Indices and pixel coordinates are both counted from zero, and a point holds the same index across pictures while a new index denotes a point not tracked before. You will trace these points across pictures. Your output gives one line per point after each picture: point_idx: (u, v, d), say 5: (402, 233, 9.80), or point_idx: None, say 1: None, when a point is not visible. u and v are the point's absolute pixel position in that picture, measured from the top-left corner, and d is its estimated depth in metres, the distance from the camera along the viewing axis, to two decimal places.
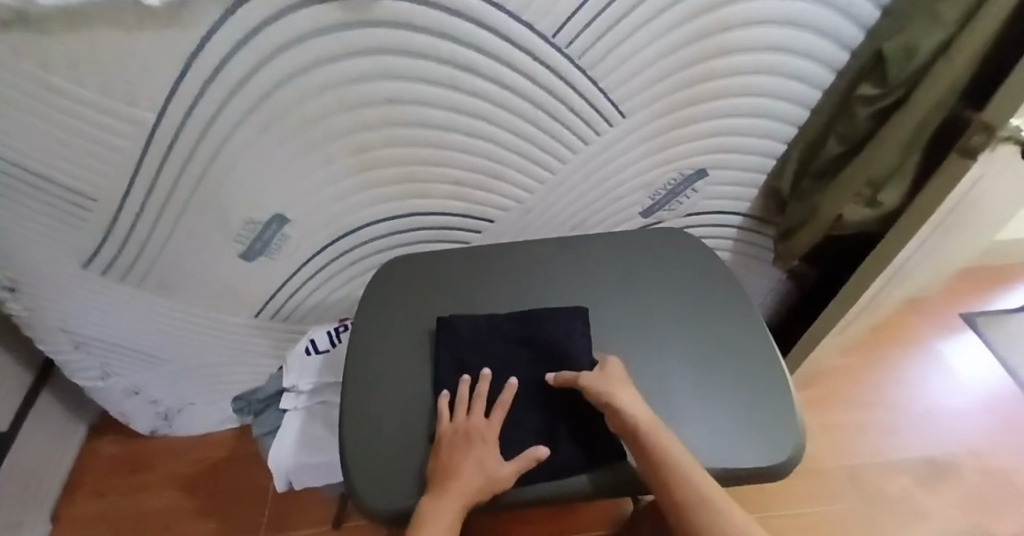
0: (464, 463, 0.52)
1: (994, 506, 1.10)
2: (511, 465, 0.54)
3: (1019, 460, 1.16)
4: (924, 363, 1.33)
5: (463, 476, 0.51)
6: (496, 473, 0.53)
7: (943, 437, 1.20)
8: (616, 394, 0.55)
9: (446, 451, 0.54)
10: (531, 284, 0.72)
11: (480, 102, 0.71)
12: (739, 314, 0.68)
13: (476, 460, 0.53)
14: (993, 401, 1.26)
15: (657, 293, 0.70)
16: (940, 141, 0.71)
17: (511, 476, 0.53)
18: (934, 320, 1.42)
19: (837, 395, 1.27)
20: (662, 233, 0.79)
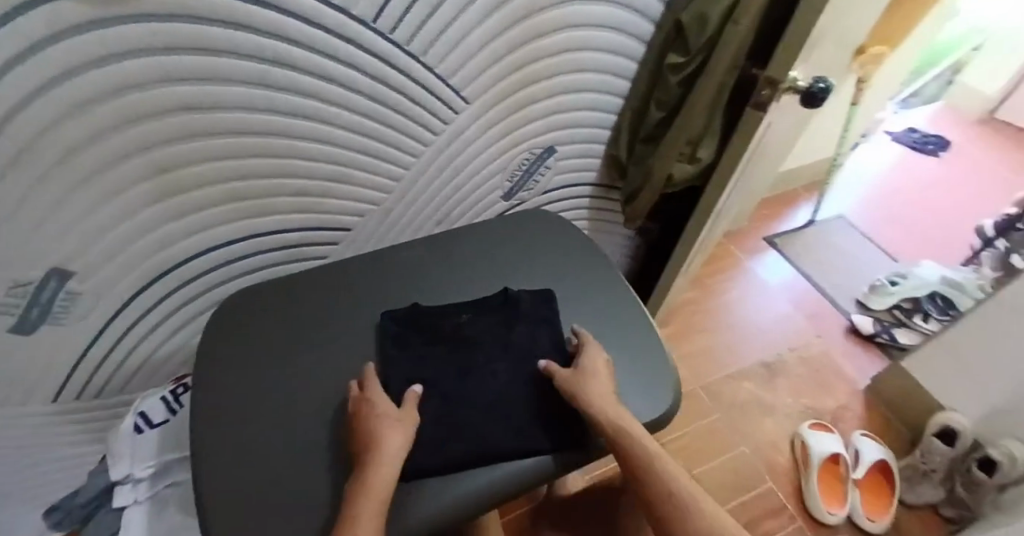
0: (373, 429, 0.50)
1: (815, 389, 1.34)
2: (406, 410, 0.53)
3: (824, 348, 1.44)
4: (750, 285, 1.57)
5: (378, 438, 0.49)
6: (400, 420, 0.52)
7: (772, 342, 1.43)
8: (580, 373, 0.57)
9: (355, 428, 0.51)
10: (402, 298, 0.67)
11: (308, 97, 0.62)
12: (610, 280, 0.71)
13: (384, 422, 0.51)
14: (801, 305, 1.53)
15: (530, 278, 0.71)
16: (736, 98, 0.80)
17: (413, 416, 0.53)
18: (748, 247, 1.68)
19: (690, 327, 1.44)
20: (528, 215, 0.78)
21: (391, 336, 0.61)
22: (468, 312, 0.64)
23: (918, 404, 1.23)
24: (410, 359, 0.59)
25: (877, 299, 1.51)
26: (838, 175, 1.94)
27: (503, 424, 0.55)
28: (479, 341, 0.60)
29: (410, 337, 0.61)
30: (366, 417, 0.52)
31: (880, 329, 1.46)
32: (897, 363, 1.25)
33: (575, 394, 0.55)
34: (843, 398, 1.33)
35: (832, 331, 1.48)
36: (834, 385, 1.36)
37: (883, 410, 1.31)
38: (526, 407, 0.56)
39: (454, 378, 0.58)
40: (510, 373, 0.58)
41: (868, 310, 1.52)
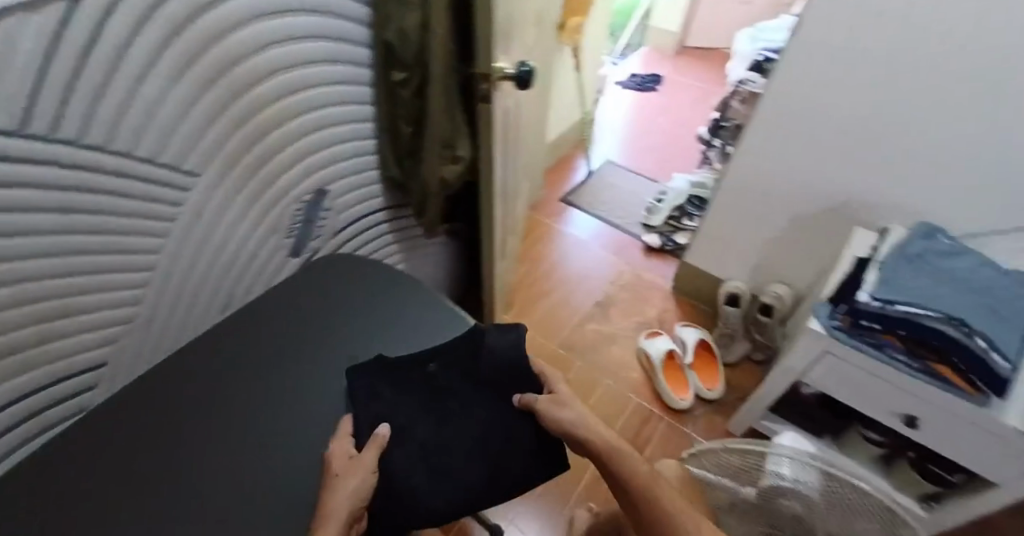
0: (346, 475, 0.58)
1: (639, 306, 1.57)
2: (371, 455, 0.61)
3: (634, 269, 1.68)
4: (563, 243, 1.75)
5: (345, 481, 0.58)
6: (366, 462, 0.60)
7: (596, 283, 1.63)
8: (558, 396, 0.66)
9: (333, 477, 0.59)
10: (221, 408, 0.66)
11: (37, 167, 0.48)
12: (406, 307, 0.81)
13: (354, 469, 0.59)
14: (607, 243, 1.77)
15: (334, 334, 0.76)
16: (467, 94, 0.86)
17: (371, 460, 0.60)
18: (550, 211, 1.86)
19: (529, 299, 1.57)
20: (313, 276, 0.83)
21: (361, 399, 0.66)
22: (444, 360, 0.71)
23: (707, 284, 1.51)
24: (382, 415, 0.65)
25: (654, 217, 1.79)
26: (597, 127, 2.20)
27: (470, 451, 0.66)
28: (453, 383, 0.69)
29: (389, 397, 0.67)
30: (346, 468, 0.59)
31: (665, 240, 1.75)
32: (684, 261, 1.51)
33: (554, 416, 0.64)
34: (661, 303, 1.58)
35: (635, 254, 1.73)
36: (652, 297, 1.59)
37: (689, 299, 1.58)
38: (490, 435, 0.67)
39: (428, 420, 0.66)
40: (487, 414, 0.68)
41: (651, 228, 1.80)
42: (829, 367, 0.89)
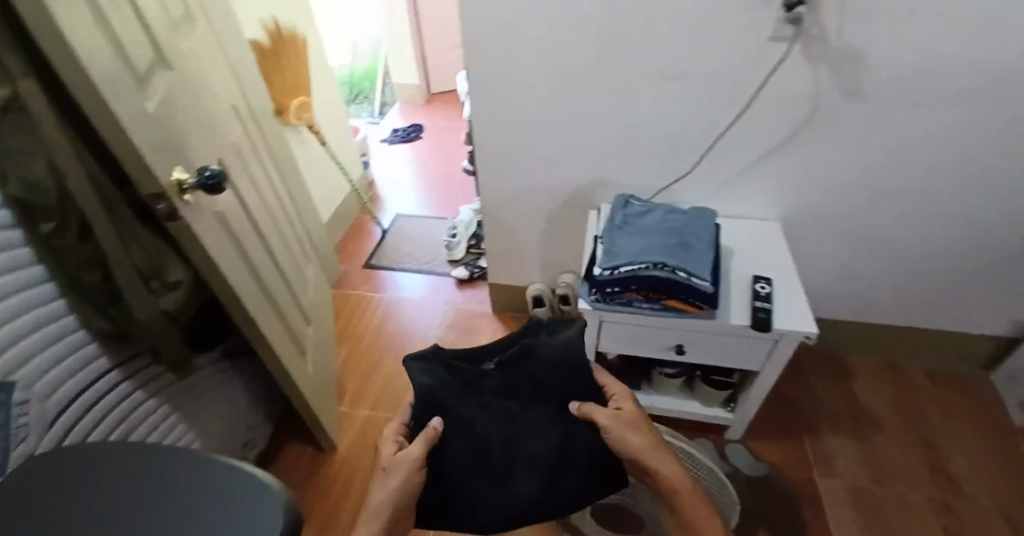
0: (393, 472, 0.62)
1: (470, 339, 1.52)
2: (418, 447, 0.63)
3: (456, 305, 1.63)
4: (379, 308, 1.64)
5: (392, 477, 0.62)
6: (411, 457, 0.63)
7: (423, 335, 1.55)
8: (625, 421, 0.67)
9: (380, 474, 0.62)
10: None
11: None
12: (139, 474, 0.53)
13: (397, 464, 0.62)
14: (423, 289, 1.69)
15: None
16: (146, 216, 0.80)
17: (418, 453, 0.63)
18: (356, 280, 1.74)
19: (361, 382, 1.44)
20: None
21: (426, 386, 0.67)
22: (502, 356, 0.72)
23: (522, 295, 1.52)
24: (445, 413, 0.66)
25: (456, 250, 1.74)
26: (383, 186, 2.19)
27: (523, 445, 0.66)
28: (506, 378, 0.69)
29: (452, 397, 0.67)
30: (394, 462, 0.63)
31: (473, 268, 1.70)
32: (493, 282, 1.51)
33: (625, 443, 0.65)
34: (491, 328, 1.55)
35: (453, 290, 1.68)
36: (481, 326, 1.56)
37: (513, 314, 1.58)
38: (541, 437, 0.67)
39: (483, 414, 0.67)
40: (546, 419, 0.68)
41: (457, 262, 1.75)
42: (605, 329, 1.01)
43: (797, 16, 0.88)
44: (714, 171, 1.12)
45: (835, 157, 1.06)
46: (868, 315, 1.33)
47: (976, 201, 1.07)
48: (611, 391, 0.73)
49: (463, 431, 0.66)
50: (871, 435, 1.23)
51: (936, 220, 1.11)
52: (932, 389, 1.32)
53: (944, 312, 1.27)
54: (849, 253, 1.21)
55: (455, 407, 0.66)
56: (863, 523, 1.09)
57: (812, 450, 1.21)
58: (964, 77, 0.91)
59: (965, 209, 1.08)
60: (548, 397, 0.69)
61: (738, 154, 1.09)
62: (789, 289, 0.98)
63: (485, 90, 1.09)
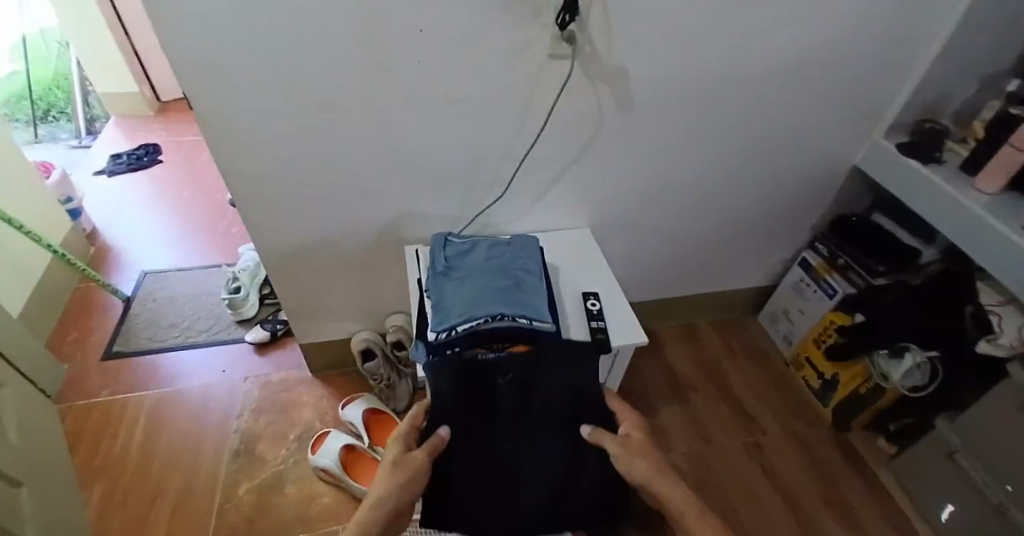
0: (397, 473, 0.69)
1: (284, 419, 1.22)
2: (422, 453, 0.72)
3: (257, 377, 1.30)
4: (145, 410, 1.22)
5: (394, 478, 0.69)
6: (415, 461, 0.71)
7: (218, 430, 1.20)
8: (631, 449, 0.74)
9: (386, 471, 0.69)
10: None
11: None
12: None
13: (403, 466, 0.70)
14: (208, 367, 1.31)
15: None
16: None
17: (422, 458, 0.71)
18: (95, 379, 1.26)
19: (133, 525, 1.04)
20: None
21: (442, 392, 0.76)
22: (515, 375, 0.78)
23: (341, 348, 1.28)
24: (455, 427, 0.76)
25: (246, 308, 1.39)
26: (110, 235, 1.64)
27: (532, 462, 0.78)
28: (518, 386, 0.78)
29: (464, 404, 0.77)
30: (401, 463, 0.70)
31: (272, 326, 1.37)
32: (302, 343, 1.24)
33: (627, 463, 0.73)
34: (309, 395, 1.27)
35: (249, 358, 1.33)
36: (297, 396, 1.27)
37: (337, 372, 1.32)
38: (552, 455, 0.78)
39: (487, 426, 0.78)
40: (558, 440, 0.78)
41: (250, 321, 1.41)
42: None
43: (572, 34, 0.83)
44: (523, 191, 1.06)
45: (630, 159, 1.08)
46: (670, 290, 1.47)
47: (734, 185, 1.22)
48: (622, 421, 0.80)
49: (470, 440, 0.77)
50: (690, 396, 1.39)
51: (708, 205, 1.25)
52: (721, 340, 1.54)
53: (721, 276, 1.47)
54: (648, 244, 1.30)
55: (461, 421, 0.76)
56: (702, 481, 1.22)
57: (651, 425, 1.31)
58: (715, 86, 0.99)
59: (732, 188, 1.23)
60: (558, 419, 0.79)
61: (541, 173, 1.04)
62: (616, 302, 0.98)
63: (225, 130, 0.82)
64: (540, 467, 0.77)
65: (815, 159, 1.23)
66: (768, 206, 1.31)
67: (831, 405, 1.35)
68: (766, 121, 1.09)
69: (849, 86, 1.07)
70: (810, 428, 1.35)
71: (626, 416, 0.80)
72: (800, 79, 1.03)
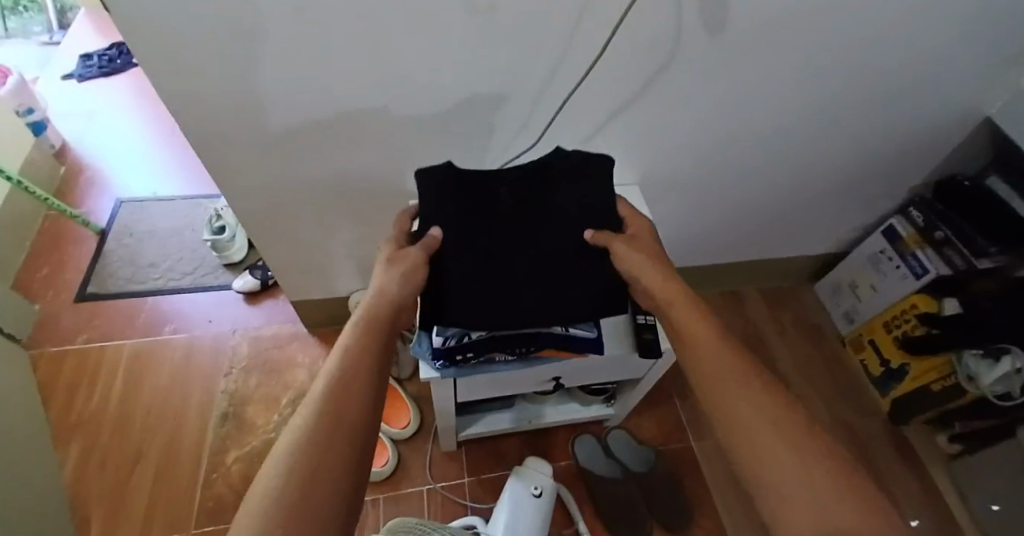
0: (391, 278, 0.56)
1: (275, 379, 1.10)
2: (421, 251, 0.60)
3: (247, 330, 1.17)
4: (124, 360, 1.11)
5: (388, 286, 0.56)
6: (411, 259, 0.58)
7: (204, 387, 1.09)
8: (638, 257, 0.60)
9: (380, 279, 0.57)
10: None
11: None
12: None
13: (399, 268, 0.58)
14: (192, 315, 1.17)
15: None
16: None
17: (419, 255, 0.59)
18: (68, 324, 1.14)
19: (114, 490, 0.96)
20: None
21: (428, 186, 0.64)
22: (516, 175, 0.66)
23: (338, 306, 1.13)
24: (443, 219, 0.63)
25: (233, 252, 1.23)
26: (80, 150, 1.45)
27: (531, 256, 0.64)
28: (517, 181, 0.65)
29: (455, 196, 0.64)
30: (397, 267, 0.58)
31: (262, 274, 1.22)
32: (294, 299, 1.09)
33: (630, 273, 0.60)
34: (303, 354, 1.14)
35: (237, 308, 1.19)
36: (290, 354, 1.14)
37: (335, 329, 1.18)
38: (554, 250, 0.64)
39: (482, 214, 0.64)
40: (562, 233, 0.64)
41: (238, 267, 1.26)
42: (459, 381, 0.75)
43: None
44: (558, 138, 0.83)
45: (701, 102, 0.83)
46: (717, 255, 1.27)
47: (823, 137, 0.97)
48: (631, 227, 0.66)
49: (461, 231, 0.63)
50: None
51: (785, 160, 1.01)
52: (769, 313, 1.37)
53: (780, 241, 1.25)
54: (703, 204, 1.08)
55: (456, 215, 0.63)
56: None
57: (685, 406, 1.17)
58: (839, 5, 0.71)
59: (819, 142, 0.98)
60: (564, 212, 0.65)
61: (584, 115, 0.80)
62: None
63: (156, 51, 0.59)
64: (538, 258, 0.64)
65: (934, 110, 0.96)
66: (857, 165, 1.06)
67: (891, 396, 1.21)
68: (891, 57, 0.82)
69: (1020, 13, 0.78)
70: (861, 420, 1.22)
71: (639, 223, 0.66)
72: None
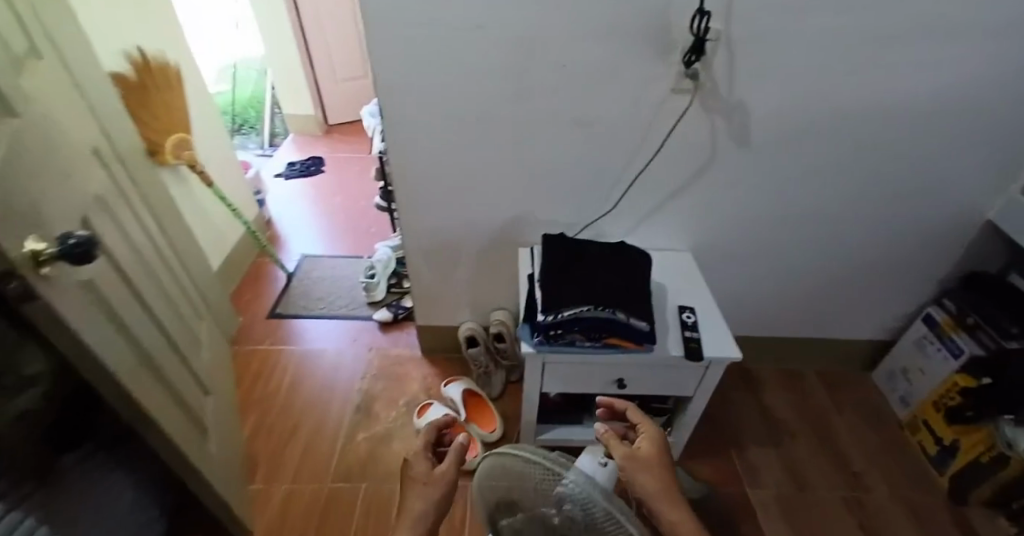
0: (423, 497, 0.64)
1: (397, 388, 1.41)
2: (448, 466, 0.67)
3: (379, 351, 1.52)
4: (293, 361, 1.49)
5: (422, 501, 0.64)
6: (441, 476, 0.66)
7: (345, 387, 1.42)
8: (651, 484, 0.68)
9: (414, 493, 0.65)
10: None
11: None
12: None
13: (429, 487, 0.65)
14: (344, 336, 1.56)
15: None
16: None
17: (448, 471, 0.67)
18: (260, 332, 1.56)
19: (276, 448, 1.27)
20: None
21: (545, 245, 1.06)
22: (597, 247, 1.07)
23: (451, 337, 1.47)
24: (550, 257, 1.03)
25: (377, 291, 1.64)
26: (281, 223, 2.02)
27: (602, 280, 0.99)
28: (598, 250, 1.06)
29: (558, 250, 1.05)
30: (428, 483, 0.66)
31: (395, 310, 1.60)
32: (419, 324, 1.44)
33: (647, 494, 0.68)
34: (420, 372, 1.46)
35: (374, 335, 1.56)
36: (408, 372, 1.46)
37: (445, 357, 1.50)
38: (615, 280, 1.00)
39: (571, 259, 1.02)
40: (621, 275, 1.01)
41: (378, 304, 1.65)
42: (546, 368, 1.03)
43: (696, 72, 0.96)
44: (631, 210, 1.18)
45: (738, 192, 1.16)
46: (769, 330, 1.47)
47: (846, 228, 1.23)
48: (642, 437, 0.75)
49: (557, 264, 1.01)
50: (786, 439, 1.36)
51: (817, 246, 1.27)
52: (828, 392, 1.48)
53: (827, 321, 1.44)
54: (750, 278, 1.34)
55: (558, 257, 1.03)
56: (791, 524, 1.19)
57: (738, 461, 1.31)
58: (830, 127, 1.05)
59: (843, 233, 1.24)
60: (623, 266, 1.03)
61: (650, 193, 1.15)
62: (710, 321, 1.05)
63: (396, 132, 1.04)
64: (605, 281, 0.99)
65: (941, 208, 1.19)
66: (883, 254, 1.28)
67: (950, 473, 1.25)
68: (887, 161, 1.10)
69: (984, 134, 1.05)
70: (923, 496, 1.25)
71: (648, 431, 0.76)
72: (925, 124, 1.04)
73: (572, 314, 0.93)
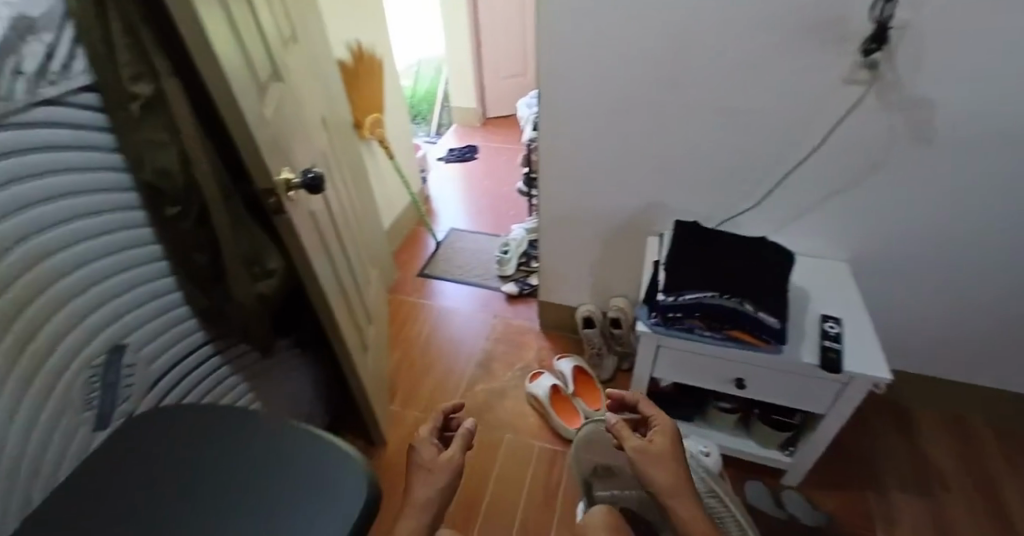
0: (426, 481, 0.70)
1: (515, 354, 1.54)
2: (455, 451, 0.74)
3: (504, 318, 1.66)
4: (431, 315, 1.70)
5: (428, 483, 0.70)
6: (447, 460, 0.73)
7: (471, 344, 1.58)
8: (658, 471, 0.68)
9: (419, 475, 0.72)
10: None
11: None
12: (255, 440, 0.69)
13: (434, 472, 0.71)
14: (476, 300, 1.73)
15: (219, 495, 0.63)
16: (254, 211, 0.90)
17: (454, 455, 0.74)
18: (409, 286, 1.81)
19: (410, 383, 1.47)
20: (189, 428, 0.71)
21: (679, 232, 1.09)
22: (735, 238, 1.07)
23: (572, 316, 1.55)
24: (683, 243, 1.06)
25: (507, 266, 1.79)
26: (436, 199, 2.29)
27: (735, 272, 0.99)
28: (735, 242, 1.05)
29: (692, 237, 1.07)
30: (433, 469, 0.72)
31: (522, 285, 1.73)
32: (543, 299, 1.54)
33: (656, 486, 0.68)
34: (538, 343, 1.56)
35: (501, 304, 1.71)
36: (527, 341, 1.58)
37: (563, 334, 1.59)
38: (749, 273, 0.99)
39: (706, 248, 1.04)
40: (756, 269, 1.00)
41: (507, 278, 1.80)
42: (660, 351, 1.06)
43: (876, 61, 0.91)
44: (774, 210, 1.15)
45: (904, 201, 1.06)
46: (927, 366, 1.30)
47: None
48: (656, 428, 0.75)
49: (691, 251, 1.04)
50: (932, 489, 1.20)
51: (1002, 275, 1.10)
52: (1000, 451, 1.27)
53: (1013, 368, 1.22)
54: (908, 302, 1.21)
55: (692, 244, 1.05)
56: None
57: (864, 497, 1.19)
58: None
59: None
60: (761, 261, 1.01)
61: (799, 193, 1.11)
62: (847, 332, 0.99)
63: (551, 117, 1.15)
64: (738, 273, 0.99)
65: None
66: None
67: None
68: None
69: None
70: None
71: (664, 423, 0.75)
72: None
73: (695, 300, 0.96)
